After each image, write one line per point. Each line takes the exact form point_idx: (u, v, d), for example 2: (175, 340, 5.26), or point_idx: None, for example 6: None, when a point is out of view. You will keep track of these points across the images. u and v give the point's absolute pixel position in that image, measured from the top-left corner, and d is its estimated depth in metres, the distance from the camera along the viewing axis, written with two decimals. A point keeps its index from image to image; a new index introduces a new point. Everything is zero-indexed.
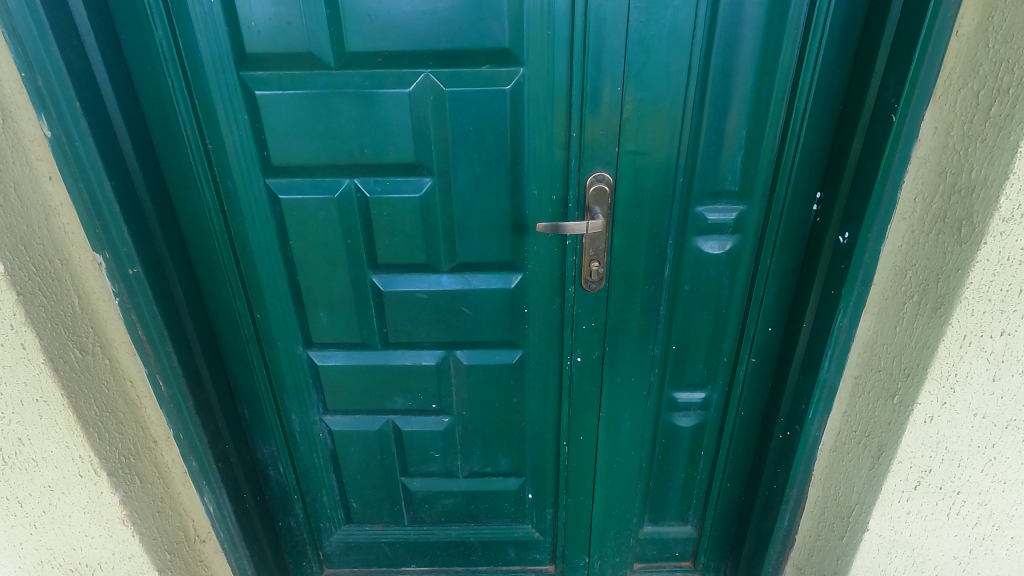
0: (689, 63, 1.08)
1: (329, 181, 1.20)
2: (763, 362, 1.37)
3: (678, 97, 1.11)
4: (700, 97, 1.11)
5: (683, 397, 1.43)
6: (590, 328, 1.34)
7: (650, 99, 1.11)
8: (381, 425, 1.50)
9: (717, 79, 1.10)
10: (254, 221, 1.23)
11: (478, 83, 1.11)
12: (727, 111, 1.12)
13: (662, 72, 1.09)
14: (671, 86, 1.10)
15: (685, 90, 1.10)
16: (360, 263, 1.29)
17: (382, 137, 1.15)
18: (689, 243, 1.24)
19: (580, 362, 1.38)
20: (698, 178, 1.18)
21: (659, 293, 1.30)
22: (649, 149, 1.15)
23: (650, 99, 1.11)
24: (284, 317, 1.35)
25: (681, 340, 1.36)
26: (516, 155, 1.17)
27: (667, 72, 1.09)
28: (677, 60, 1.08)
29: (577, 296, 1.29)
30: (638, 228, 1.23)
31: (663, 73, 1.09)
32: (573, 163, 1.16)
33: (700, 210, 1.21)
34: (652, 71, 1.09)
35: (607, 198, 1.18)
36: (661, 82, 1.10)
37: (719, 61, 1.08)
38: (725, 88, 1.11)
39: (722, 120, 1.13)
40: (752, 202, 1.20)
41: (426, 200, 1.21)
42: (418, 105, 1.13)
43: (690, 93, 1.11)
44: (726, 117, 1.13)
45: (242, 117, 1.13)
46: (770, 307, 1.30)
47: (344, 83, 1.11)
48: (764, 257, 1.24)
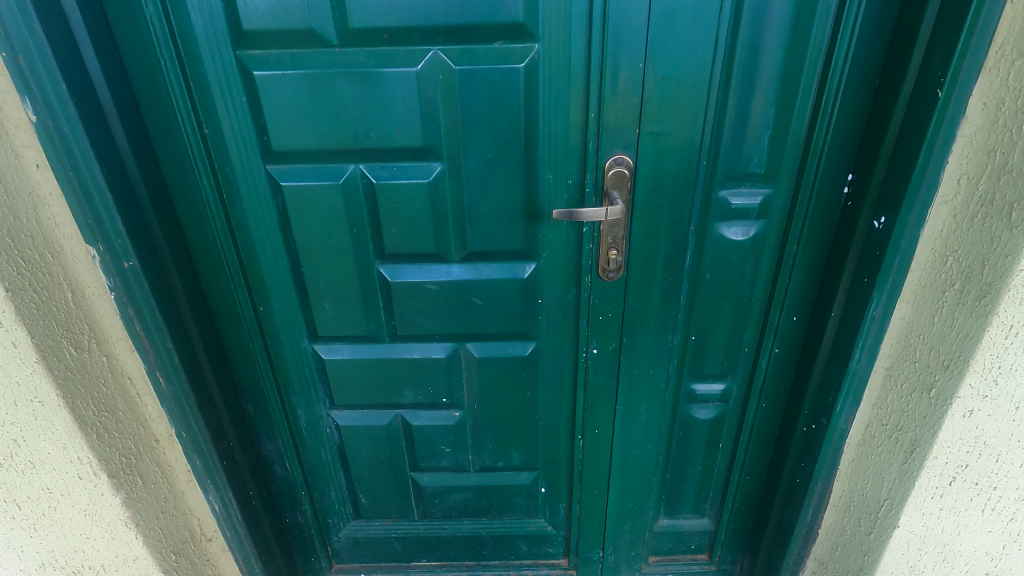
0: (716, 35, 1.01)
1: (332, 167, 1.14)
2: (787, 354, 1.31)
3: (702, 74, 1.04)
4: (726, 73, 1.05)
5: (702, 389, 1.39)
6: (606, 319, 1.28)
7: (673, 75, 1.04)
8: (390, 419, 1.46)
9: (745, 54, 1.03)
10: (254, 210, 1.18)
11: (491, 60, 1.04)
12: (754, 88, 1.06)
13: (687, 47, 1.02)
14: (696, 62, 1.03)
15: (710, 65, 1.03)
16: (366, 253, 1.23)
17: (388, 120, 1.08)
18: (711, 229, 1.19)
19: (596, 354, 1.33)
20: (722, 161, 1.12)
21: (679, 282, 1.25)
22: (671, 130, 1.09)
23: (673, 76, 1.04)
24: (289, 309, 1.30)
25: (701, 330, 1.31)
26: (530, 138, 1.11)
27: (692, 47, 1.02)
28: (702, 34, 1.01)
29: (593, 286, 1.24)
30: (658, 214, 1.17)
31: (687, 48, 1.02)
32: (591, 146, 1.10)
33: (724, 194, 1.15)
34: (676, 46, 1.02)
35: (627, 183, 1.12)
36: (685, 58, 1.03)
37: (748, 36, 1.02)
38: (753, 64, 1.04)
39: (749, 99, 1.07)
40: (778, 185, 1.14)
41: (435, 187, 1.15)
42: (427, 85, 1.06)
43: (715, 69, 1.04)
44: (753, 96, 1.06)
45: (241, 100, 1.07)
46: (795, 296, 1.24)
47: (347, 63, 1.05)
48: (790, 244, 1.18)
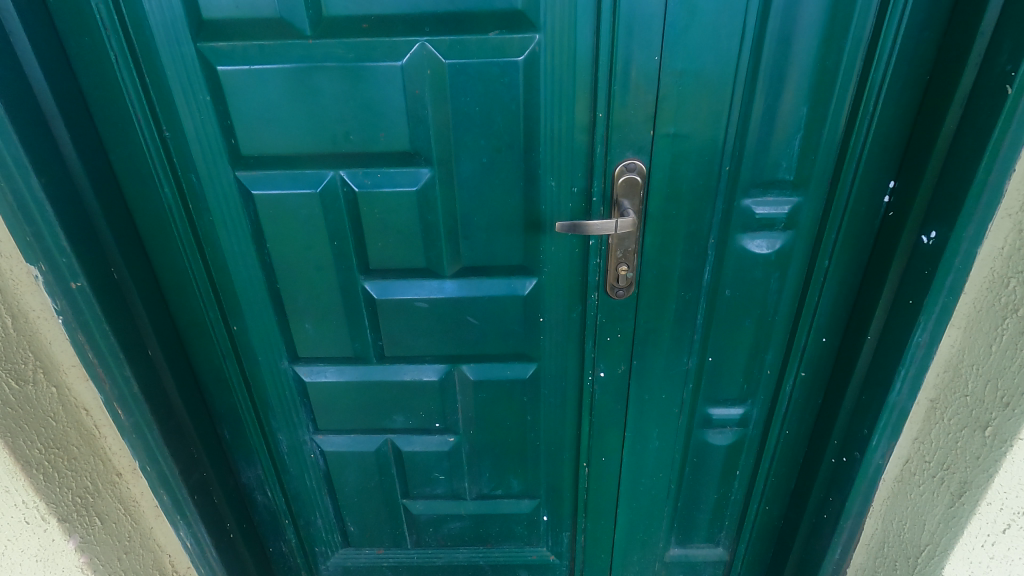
0: (742, 22, 0.88)
1: (309, 173, 1.02)
2: (814, 377, 1.19)
3: (726, 67, 0.92)
4: (753, 66, 0.92)
5: (718, 413, 1.27)
6: (615, 340, 1.16)
7: (692, 69, 0.92)
8: (379, 445, 1.34)
9: (775, 45, 0.91)
10: (224, 220, 1.06)
11: (486, 53, 0.92)
12: (784, 83, 0.93)
13: (709, 37, 0.90)
14: (719, 54, 0.91)
15: (736, 57, 0.91)
16: (349, 267, 1.11)
17: (370, 121, 0.96)
18: (733, 241, 1.06)
19: (603, 378, 1.21)
20: (746, 165, 0.99)
21: (695, 299, 1.13)
22: (689, 131, 0.96)
23: (692, 70, 0.92)
24: (266, 328, 1.18)
25: (718, 351, 1.19)
26: (530, 141, 0.98)
27: (715, 36, 0.89)
28: (727, 21, 0.88)
29: (600, 304, 1.12)
30: (674, 225, 1.04)
31: (710, 37, 0.90)
32: (599, 149, 0.98)
33: (747, 203, 1.03)
34: (697, 36, 0.89)
35: (639, 191, 1.00)
36: (708, 50, 0.90)
37: (779, 23, 0.89)
38: (784, 56, 0.91)
39: (778, 95, 0.94)
40: (808, 193, 1.02)
41: (424, 195, 1.03)
42: (413, 81, 0.93)
43: (741, 61, 0.91)
44: (782, 93, 0.94)
45: (205, 99, 0.95)
46: (826, 316, 1.12)
47: (322, 56, 0.92)
48: (821, 258, 1.06)
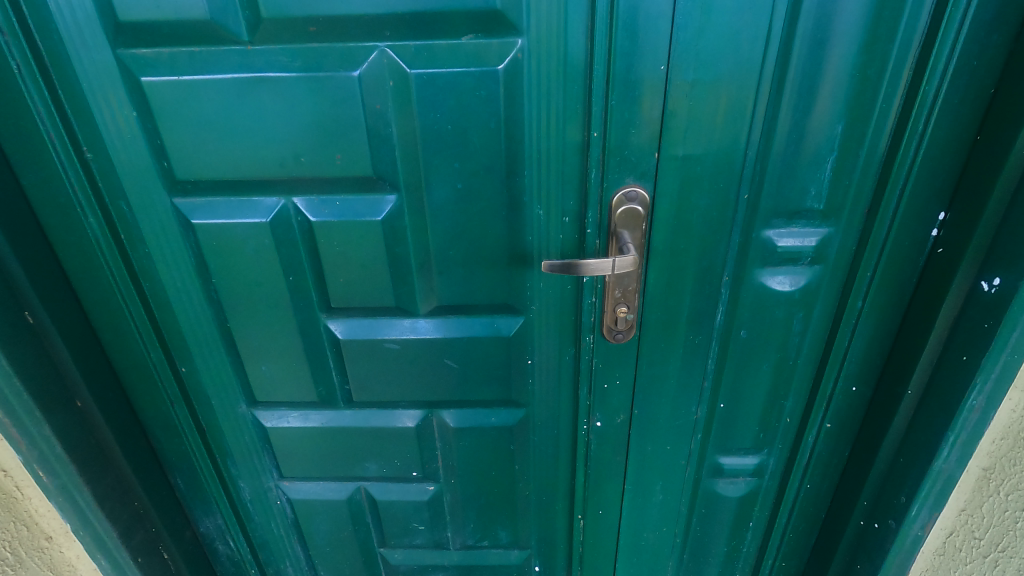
0: (768, 23, 0.73)
1: (257, 200, 0.88)
2: (841, 429, 1.04)
3: (747, 78, 0.76)
4: (779, 76, 0.77)
5: (730, 463, 1.12)
6: (613, 386, 1.01)
7: (706, 80, 0.76)
8: (352, 493, 1.21)
9: (807, 50, 0.75)
10: (162, 252, 0.92)
11: (458, 62, 0.77)
12: (816, 96, 0.78)
13: (727, 41, 0.74)
14: (738, 62, 0.75)
15: (758, 65, 0.75)
16: (309, 304, 0.97)
17: (324, 141, 0.82)
18: (751, 278, 0.91)
19: (600, 427, 1.06)
20: (768, 192, 0.84)
21: (706, 343, 0.97)
22: (701, 154, 0.81)
23: (706, 81, 0.76)
24: (218, 369, 1.05)
25: (731, 397, 1.04)
26: (513, 164, 0.83)
27: (734, 40, 0.74)
28: (749, 22, 0.73)
29: (596, 347, 0.97)
30: (682, 262, 0.88)
31: (728, 42, 0.74)
32: (594, 174, 0.82)
33: (769, 235, 0.88)
34: (714, 41, 0.74)
35: (641, 223, 0.84)
36: (726, 57, 0.75)
37: (811, 25, 0.73)
38: (817, 65, 0.76)
39: (807, 111, 0.79)
40: (841, 224, 0.86)
41: (390, 225, 0.89)
42: (373, 95, 0.79)
43: (764, 70, 0.76)
44: (812, 108, 0.79)
45: (130, 116, 0.81)
46: (857, 362, 0.97)
47: (264, 65, 0.77)
48: (854, 298, 0.91)
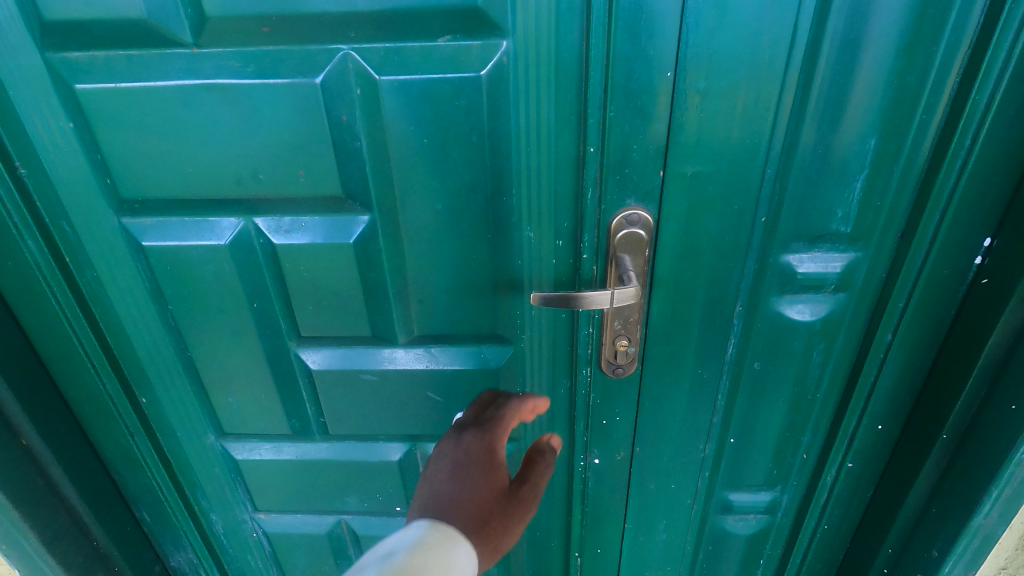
0: (794, 22, 0.62)
1: (213, 221, 0.78)
2: (864, 469, 0.94)
3: (768, 86, 0.65)
4: (804, 84, 0.66)
5: (740, 500, 1.02)
6: (612, 422, 0.92)
7: (720, 89, 0.65)
8: (331, 526, 1.12)
9: (836, 54, 0.64)
10: (113, 276, 0.83)
11: (435, 67, 0.67)
12: (846, 107, 0.67)
13: (745, 44, 0.63)
14: (758, 67, 0.64)
15: (782, 71, 0.65)
16: (276, 332, 0.88)
17: (285, 156, 0.72)
18: (766, 305, 0.80)
19: (598, 465, 0.97)
20: (786, 213, 0.73)
21: (717, 378, 0.87)
22: (713, 173, 0.70)
23: (720, 89, 0.65)
24: (181, 400, 0.96)
25: (743, 432, 0.94)
26: (498, 181, 0.74)
27: (754, 42, 0.63)
28: (771, 20, 0.62)
29: (594, 381, 0.88)
30: (690, 290, 0.79)
31: (747, 43, 0.63)
32: (591, 194, 0.72)
33: (788, 259, 0.76)
34: (730, 42, 0.63)
35: (644, 249, 0.75)
36: (744, 61, 0.64)
37: (842, 23, 0.63)
38: (848, 70, 0.65)
39: (834, 123, 0.68)
40: (870, 247, 0.75)
41: (363, 248, 0.79)
42: (338, 104, 0.69)
43: (788, 77, 0.65)
44: (841, 120, 0.68)
45: (67, 126, 0.72)
46: (885, 399, 0.87)
47: (213, 71, 0.68)
48: (884, 331, 0.80)
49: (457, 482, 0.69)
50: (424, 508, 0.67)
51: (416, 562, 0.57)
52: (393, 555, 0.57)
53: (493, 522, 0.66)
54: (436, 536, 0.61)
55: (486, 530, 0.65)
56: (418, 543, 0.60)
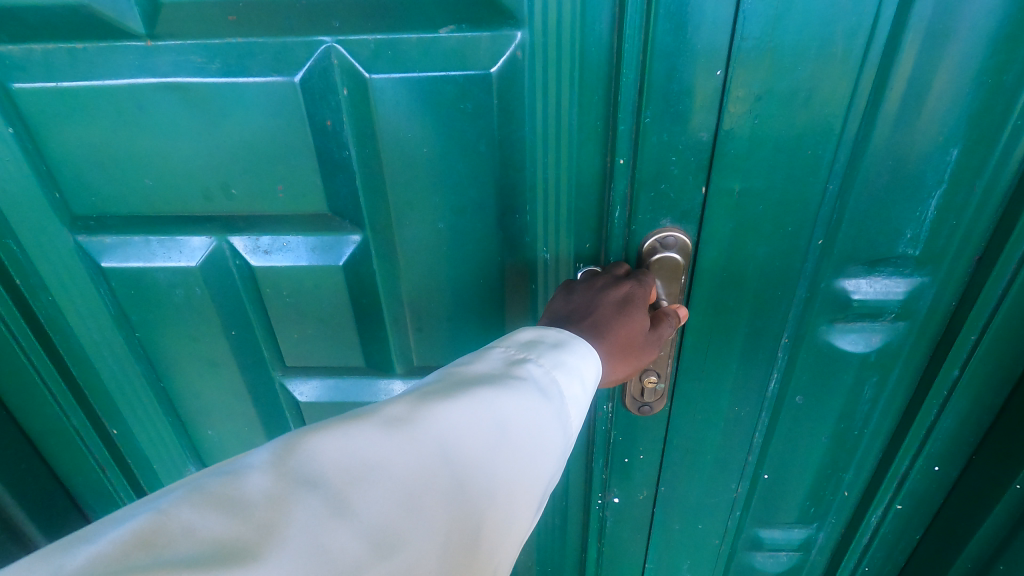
0: (877, 9, 0.50)
1: (183, 240, 0.68)
2: (914, 511, 0.84)
3: (838, 87, 0.54)
4: (879, 85, 0.54)
5: (771, 537, 0.92)
6: (635, 459, 0.83)
7: (779, 91, 0.54)
8: None
9: (919, 50, 0.52)
10: (73, 301, 0.73)
11: (436, 64, 0.56)
12: (928, 114, 0.55)
13: (813, 36, 0.51)
14: (827, 64, 0.53)
15: (856, 69, 0.53)
16: (259, 361, 0.78)
17: (261, 168, 0.62)
18: (816, 336, 0.70)
19: (618, 504, 0.88)
20: (843, 233, 0.62)
21: (755, 415, 0.77)
22: (765, 189, 0.59)
23: (779, 92, 0.54)
24: (155, 432, 0.87)
25: (778, 467, 0.83)
26: (510, 197, 0.63)
27: (825, 34, 0.51)
28: (848, 8, 0.50)
29: (616, 417, 0.78)
30: (727, 321, 0.69)
31: (815, 35, 0.51)
32: (618, 213, 0.62)
33: (843, 284, 0.65)
34: (794, 33, 0.51)
35: (680, 276, 0.65)
36: (808, 57, 0.52)
37: (933, 10, 0.50)
38: (933, 69, 0.53)
39: (910, 133, 0.56)
40: (939, 272, 0.64)
41: (354, 271, 0.69)
42: (321, 107, 0.58)
43: (863, 77, 0.53)
44: (919, 130, 0.56)
45: (5, 133, 0.61)
46: (945, 440, 0.76)
47: (172, 67, 0.57)
48: (949, 367, 0.69)
49: (625, 309, 0.56)
50: (576, 313, 0.57)
51: (572, 359, 0.49)
52: (561, 350, 0.50)
53: (635, 352, 0.57)
54: (585, 344, 0.52)
55: (622, 355, 0.56)
56: (573, 342, 0.51)
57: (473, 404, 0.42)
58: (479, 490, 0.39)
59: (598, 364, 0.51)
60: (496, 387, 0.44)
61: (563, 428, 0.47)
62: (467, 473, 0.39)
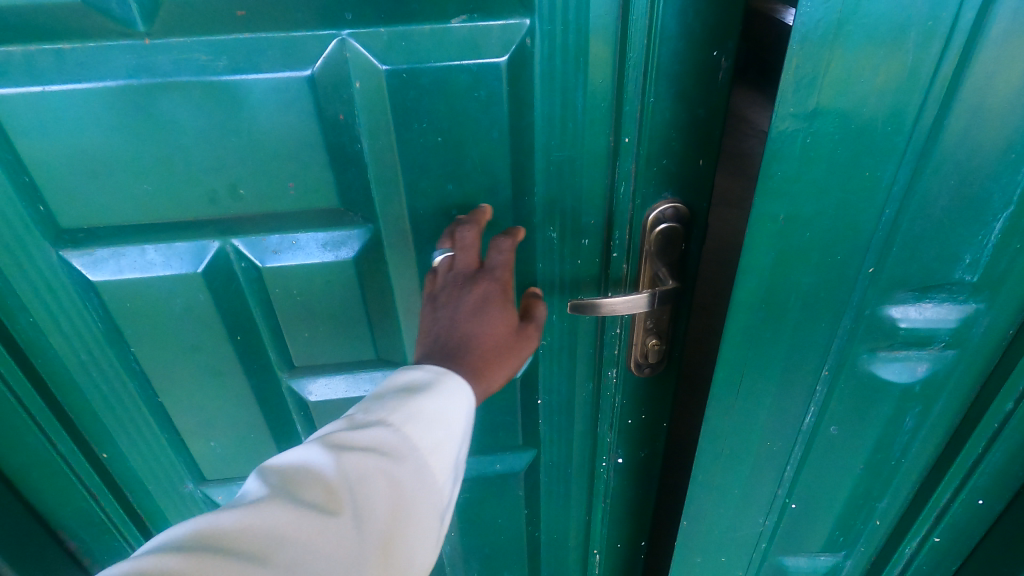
0: (956, 13, 0.45)
1: (181, 248, 0.65)
2: (953, 546, 0.76)
3: (904, 98, 0.49)
4: (950, 96, 0.49)
5: (795, 565, 0.86)
6: (637, 422, 0.88)
7: (838, 106, 0.49)
8: None
9: (995, 55, 0.47)
10: (57, 320, 0.69)
11: (449, 54, 0.57)
12: (999, 122, 0.50)
13: (884, 42, 0.46)
14: (896, 73, 0.48)
15: (927, 80, 0.48)
16: (265, 365, 0.77)
17: (270, 167, 0.61)
18: (858, 366, 0.65)
19: (621, 463, 0.94)
20: (893, 257, 0.57)
21: (788, 449, 0.73)
22: (815, 214, 0.55)
23: (838, 106, 0.49)
24: (150, 452, 0.83)
25: (806, 498, 0.77)
26: (522, 180, 0.67)
27: (896, 39, 0.46)
28: (924, 10, 0.45)
29: (619, 383, 0.83)
30: (764, 355, 0.64)
31: (885, 41, 0.46)
32: (624, 189, 0.66)
33: (891, 311, 0.61)
34: (860, 38, 0.46)
35: (679, 243, 0.68)
36: (875, 68, 0.47)
37: (1014, 15, 0.45)
38: (1008, 76, 0.48)
39: (977, 145, 0.51)
40: (998, 300, 0.59)
41: (367, 265, 0.69)
42: (332, 102, 0.58)
43: (934, 88, 0.48)
44: (986, 143, 0.51)
45: None
46: (993, 475, 0.69)
47: (172, 67, 0.55)
48: (1003, 401, 0.63)
49: (476, 318, 0.57)
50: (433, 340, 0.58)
51: (439, 395, 0.51)
52: (428, 386, 0.52)
53: (498, 359, 0.57)
54: (447, 379, 0.53)
55: (491, 366, 0.56)
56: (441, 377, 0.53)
57: (320, 462, 0.46)
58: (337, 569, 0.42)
59: (465, 396, 0.53)
60: (352, 443, 0.47)
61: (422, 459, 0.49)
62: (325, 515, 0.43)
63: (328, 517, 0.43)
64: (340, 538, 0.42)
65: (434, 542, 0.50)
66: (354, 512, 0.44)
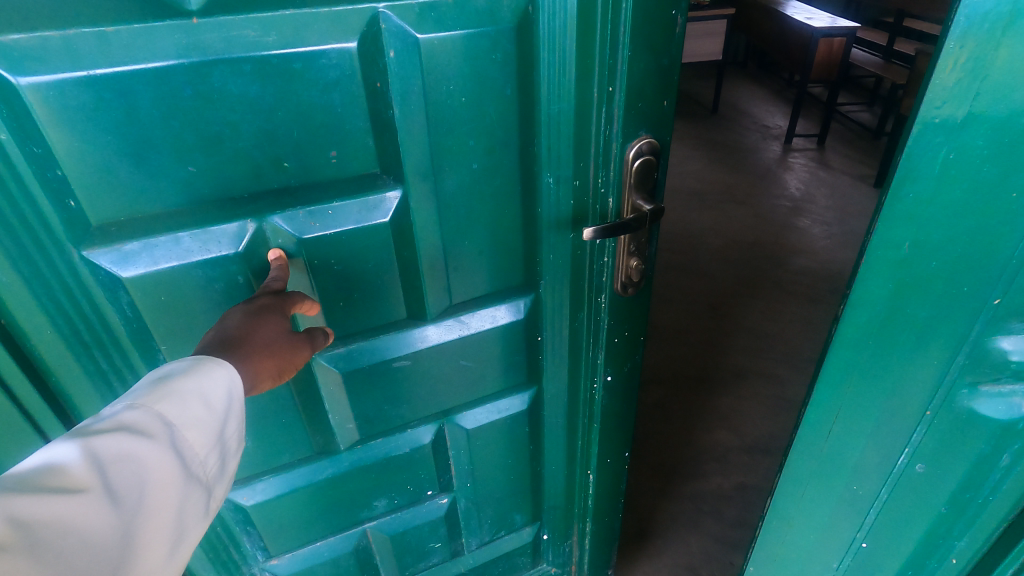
0: None
1: (217, 231, 0.65)
2: None
3: None
4: None
5: None
6: (623, 340, 1.00)
7: (992, 113, 0.50)
8: (358, 538, 1.08)
9: None
10: (81, 328, 0.66)
11: (470, 21, 0.66)
12: None
13: None
14: None
15: None
16: None
17: (315, 135, 0.65)
18: (960, 400, 0.66)
19: (610, 381, 1.05)
20: (1016, 287, 0.57)
21: (875, 493, 0.77)
22: (942, 241, 0.58)
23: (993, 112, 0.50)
24: None
25: (878, 540, 0.81)
26: (527, 132, 0.78)
27: None
28: None
29: (608, 307, 0.94)
30: (867, 373, 0.68)
31: None
32: (610, 133, 0.77)
33: (1001, 346, 0.61)
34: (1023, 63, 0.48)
35: (653, 171, 0.81)
36: None
37: None
38: None
39: None
40: None
41: (397, 226, 0.75)
42: (371, 69, 0.64)
43: None
44: None
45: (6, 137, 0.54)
46: None
47: (224, 43, 0.57)
48: None
49: (248, 320, 0.61)
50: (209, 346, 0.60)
51: (197, 388, 0.54)
52: (205, 376, 0.55)
53: (268, 350, 0.61)
54: (216, 365, 0.56)
55: (263, 355, 0.61)
56: (195, 367, 0.55)
57: (134, 430, 0.49)
58: (107, 548, 0.44)
59: (225, 373, 0.56)
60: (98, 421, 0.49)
61: (184, 448, 0.52)
62: (128, 485, 0.47)
63: (87, 495, 0.44)
64: (102, 513, 0.44)
65: (203, 512, 0.53)
66: (111, 491, 0.45)
